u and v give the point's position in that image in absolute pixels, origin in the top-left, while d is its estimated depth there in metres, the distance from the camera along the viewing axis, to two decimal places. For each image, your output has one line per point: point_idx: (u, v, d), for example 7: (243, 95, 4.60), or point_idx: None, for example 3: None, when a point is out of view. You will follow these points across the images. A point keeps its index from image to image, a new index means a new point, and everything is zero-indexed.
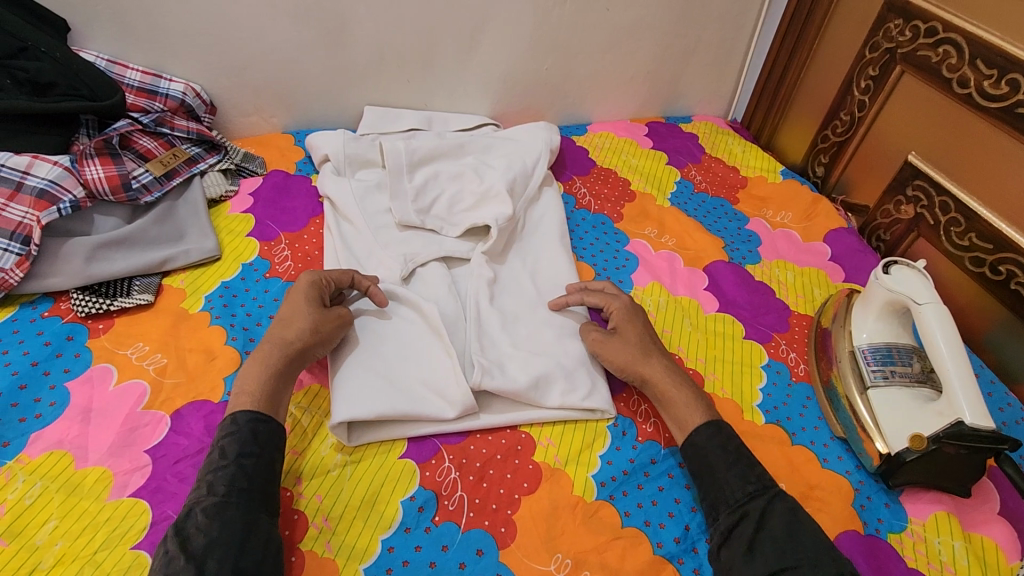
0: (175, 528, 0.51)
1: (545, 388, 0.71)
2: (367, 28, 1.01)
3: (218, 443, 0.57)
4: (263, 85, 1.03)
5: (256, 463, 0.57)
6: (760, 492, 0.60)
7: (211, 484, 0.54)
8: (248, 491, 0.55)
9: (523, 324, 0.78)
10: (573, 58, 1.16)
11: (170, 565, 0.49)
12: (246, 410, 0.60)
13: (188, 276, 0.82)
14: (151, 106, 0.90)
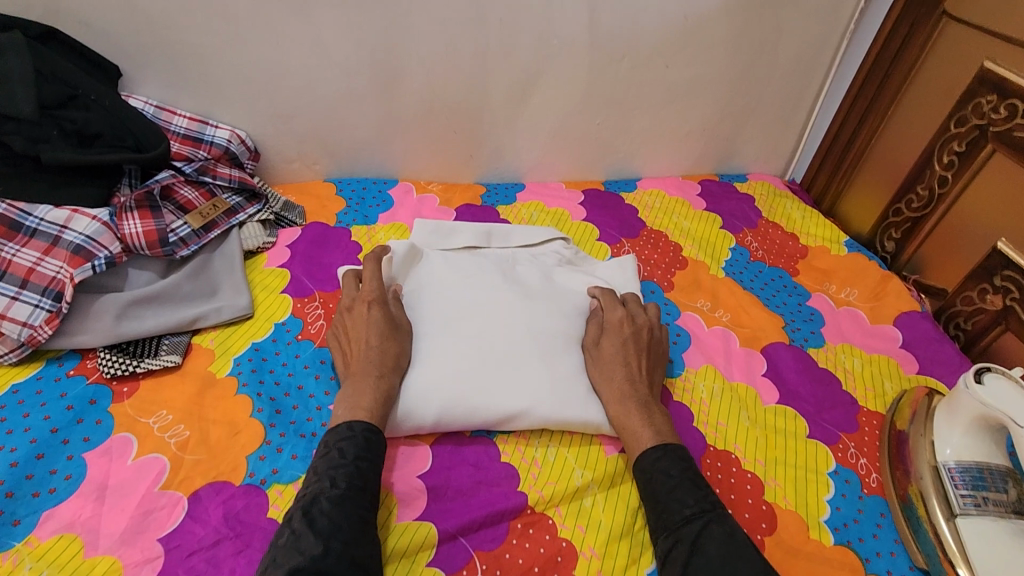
0: (301, 510, 0.56)
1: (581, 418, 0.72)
2: (419, 80, 0.98)
3: (337, 444, 0.62)
4: (309, 133, 1.01)
5: (370, 466, 0.61)
6: (697, 515, 0.61)
7: (332, 478, 0.59)
8: (363, 490, 0.59)
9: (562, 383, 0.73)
10: (627, 113, 1.11)
11: (298, 546, 0.53)
12: (360, 420, 0.64)
13: (218, 335, 0.79)
14: (194, 155, 0.89)
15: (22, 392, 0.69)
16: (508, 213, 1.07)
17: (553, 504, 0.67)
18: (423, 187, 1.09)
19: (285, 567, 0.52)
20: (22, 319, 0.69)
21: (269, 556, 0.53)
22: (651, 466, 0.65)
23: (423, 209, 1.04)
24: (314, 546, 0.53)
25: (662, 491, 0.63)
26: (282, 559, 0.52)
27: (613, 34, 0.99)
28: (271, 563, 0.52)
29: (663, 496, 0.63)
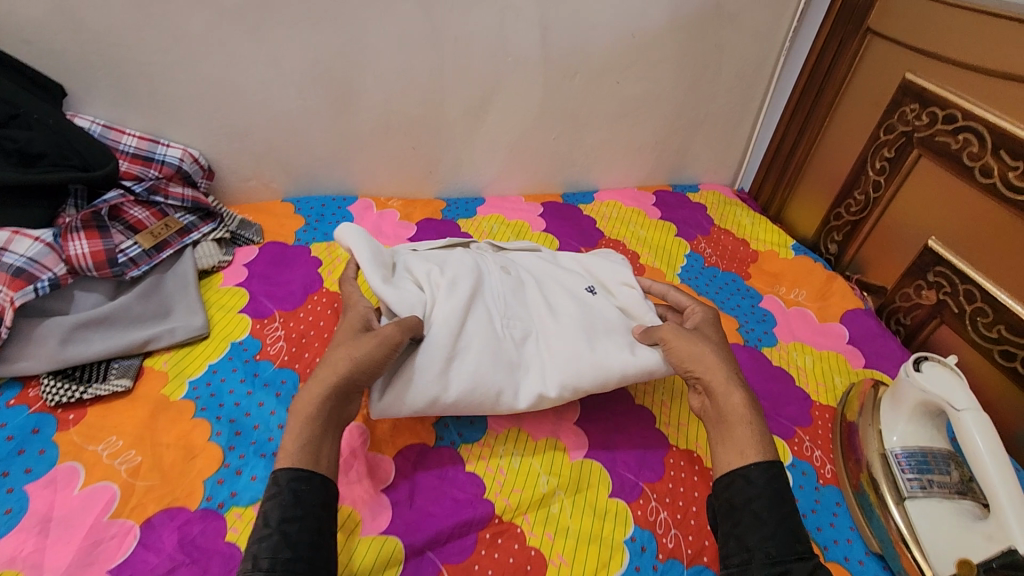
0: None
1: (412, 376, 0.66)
2: (375, 96, 0.99)
3: (263, 506, 0.51)
4: (265, 151, 1.00)
5: (306, 523, 0.50)
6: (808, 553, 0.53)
7: (255, 557, 0.48)
8: (295, 561, 0.48)
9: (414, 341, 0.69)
10: (582, 127, 1.15)
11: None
12: (287, 468, 0.53)
13: (172, 357, 0.77)
14: (144, 174, 0.86)
15: None
16: (469, 227, 1.08)
17: (520, 512, 0.67)
18: (383, 203, 1.10)
19: None
20: None
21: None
22: (758, 479, 0.56)
23: (383, 225, 1.05)
24: None
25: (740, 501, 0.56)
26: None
27: (564, 50, 1.02)
28: None
29: (770, 518, 0.54)
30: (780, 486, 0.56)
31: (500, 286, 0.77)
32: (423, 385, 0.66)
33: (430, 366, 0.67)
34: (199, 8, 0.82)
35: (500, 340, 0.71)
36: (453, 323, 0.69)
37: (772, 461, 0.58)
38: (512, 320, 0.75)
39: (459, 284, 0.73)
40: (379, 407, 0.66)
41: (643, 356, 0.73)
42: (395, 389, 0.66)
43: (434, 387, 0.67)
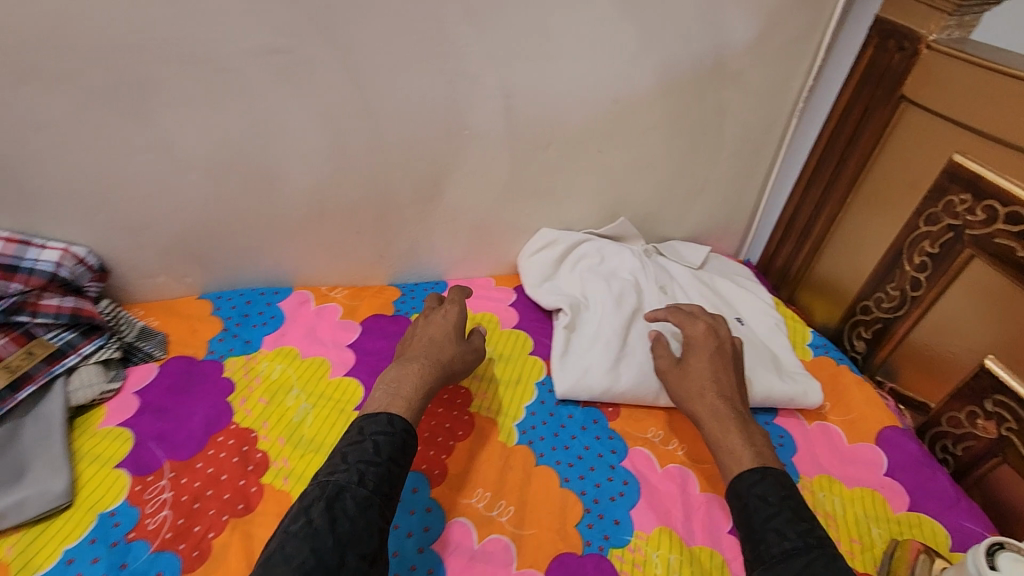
0: (324, 502, 0.55)
1: (592, 372, 0.83)
2: (302, 182, 0.80)
3: (372, 435, 0.61)
4: (172, 246, 0.82)
5: (399, 469, 0.61)
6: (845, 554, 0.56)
7: (362, 472, 0.58)
8: (386, 497, 0.59)
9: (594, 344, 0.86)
10: (560, 203, 0.97)
11: (316, 543, 0.52)
12: (402, 418, 0.65)
13: (17, 541, 0.60)
14: (4, 292, 0.71)
15: None
16: None
17: None
18: (324, 295, 0.92)
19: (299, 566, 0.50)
20: None
21: (282, 541, 0.53)
22: (745, 492, 0.63)
23: (319, 327, 0.87)
24: (331, 547, 0.52)
25: (759, 520, 0.60)
26: (295, 556, 0.51)
27: (534, 121, 0.84)
28: (288, 553, 0.51)
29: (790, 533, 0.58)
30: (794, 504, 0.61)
31: (665, 305, 0.94)
32: (599, 376, 0.83)
33: (606, 363, 0.83)
34: (61, 91, 0.65)
35: (662, 354, 0.87)
36: (620, 338, 0.86)
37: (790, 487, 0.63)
38: (672, 334, 0.90)
39: (626, 299, 0.92)
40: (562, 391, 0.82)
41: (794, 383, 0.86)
42: (570, 379, 0.82)
43: (606, 379, 0.82)
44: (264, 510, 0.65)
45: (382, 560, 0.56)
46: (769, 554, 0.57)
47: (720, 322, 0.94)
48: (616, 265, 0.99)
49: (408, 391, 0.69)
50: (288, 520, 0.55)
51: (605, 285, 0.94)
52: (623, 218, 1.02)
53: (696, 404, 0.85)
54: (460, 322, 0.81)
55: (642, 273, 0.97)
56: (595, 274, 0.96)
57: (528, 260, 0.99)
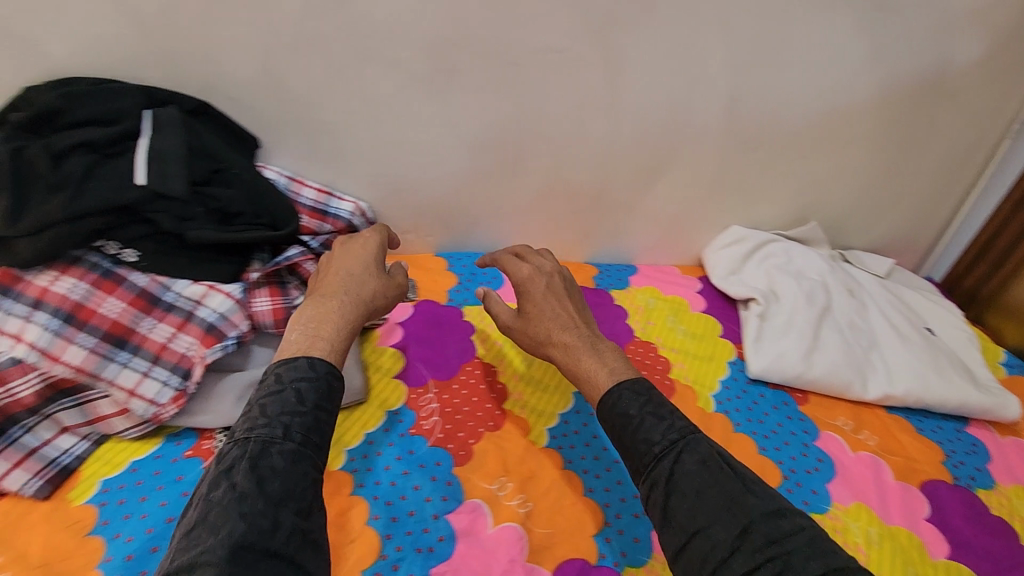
0: (247, 463, 0.53)
1: (785, 358, 0.89)
2: (544, 162, 0.94)
3: (294, 383, 0.60)
4: (427, 208, 0.98)
5: (326, 417, 0.60)
6: (665, 454, 0.60)
7: (288, 427, 0.56)
8: (317, 448, 0.57)
9: (785, 335, 0.92)
10: (755, 202, 1.04)
11: (244, 507, 0.50)
12: (324, 361, 0.63)
13: (332, 421, 0.76)
14: (321, 230, 0.88)
15: (141, 471, 0.67)
16: (623, 299, 1.01)
17: None
18: None
19: (229, 535, 0.48)
20: (150, 397, 0.68)
21: (206, 511, 0.51)
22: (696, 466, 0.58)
23: None
24: (263, 510, 0.51)
25: (629, 434, 0.63)
26: (220, 525, 0.49)
27: (753, 123, 0.93)
28: (220, 520, 0.50)
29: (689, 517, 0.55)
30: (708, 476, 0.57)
31: (852, 308, 0.98)
32: (793, 363, 0.89)
33: (799, 353, 0.90)
34: (391, 74, 0.81)
35: (852, 351, 0.91)
36: (812, 332, 0.92)
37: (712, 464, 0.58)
38: (860, 335, 0.94)
39: (815, 298, 0.97)
40: (756, 372, 0.89)
41: (988, 396, 0.88)
42: (764, 363, 0.89)
43: (799, 368, 0.89)
44: (510, 430, 0.78)
45: (314, 518, 0.54)
46: (647, 470, 0.60)
47: (908, 330, 0.96)
48: (803, 264, 1.04)
49: (325, 330, 0.67)
50: (207, 483, 0.54)
51: (794, 283, 1.00)
52: (812, 222, 1.07)
53: (884, 403, 0.89)
54: (377, 257, 0.79)
55: (829, 275, 1.02)
56: (783, 271, 1.02)
57: (716, 252, 1.07)
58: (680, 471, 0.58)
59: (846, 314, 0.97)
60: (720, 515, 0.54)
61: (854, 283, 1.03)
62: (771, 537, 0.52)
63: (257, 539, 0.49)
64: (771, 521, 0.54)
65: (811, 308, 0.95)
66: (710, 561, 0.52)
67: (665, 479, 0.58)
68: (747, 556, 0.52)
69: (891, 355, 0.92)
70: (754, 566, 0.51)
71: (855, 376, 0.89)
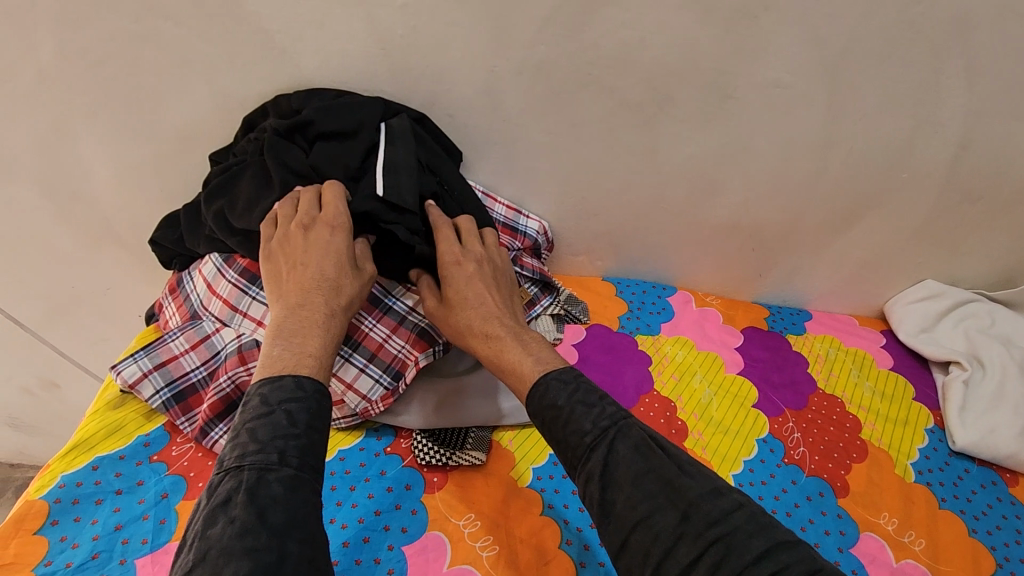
0: (243, 494, 0.44)
1: (997, 434, 0.82)
2: (735, 196, 0.92)
3: (283, 404, 0.49)
4: (604, 233, 0.98)
5: (323, 437, 0.50)
6: (598, 443, 0.52)
7: (282, 451, 0.46)
8: (317, 471, 0.48)
9: (996, 408, 0.84)
10: (956, 257, 0.96)
11: (248, 545, 0.41)
12: (312, 378, 0.53)
13: (517, 437, 0.77)
14: (512, 245, 0.90)
15: (348, 461, 0.71)
16: (799, 346, 0.96)
17: None
18: (702, 299, 1.02)
19: None
20: (364, 392, 0.73)
21: (205, 553, 0.41)
22: (625, 458, 0.50)
23: (706, 325, 0.97)
24: (267, 546, 0.42)
25: (559, 427, 0.54)
26: (224, 566, 0.40)
27: (977, 173, 0.86)
28: (215, 562, 0.40)
29: (641, 504, 0.48)
30: (641, 467, 0.49)
31: None
32: (1007, 441, 0.81)
33: (1015, 431, 0.82)
34: (604, 100, 0.83)
35: None
36: None
37: (642, 453, 0.50)
38: None
39: None
40: (962, 444, 0.82)
41: None
42: (972, 436, 0.82)
43: (1015, 447, 0.81)
44: None
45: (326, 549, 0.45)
46: (580, 463, 0.52)
47: None
48: (1010, 331, 0.95)
49: (312, 346, 0.57)
50: (201, 519, 0.44)
51: (1001, 351, 0.91)
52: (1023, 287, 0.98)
53: None
54: (349, 245, 0.66)
55: None
56: (987, 336, 0.94)
57: (904, 306, 0.99)
58: (614, 459, 0.50)
59: None
60: (632, 499, 0.48)
61: None
62: (710, 518, 0.46)
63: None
64: (708, 502, 0.47)
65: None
66: (654, 556, 0.46)
67: (600, 471, 0.50)
68: (691, 544, 0.45)
69: None
70: (698, 555, 0.44)
71: None
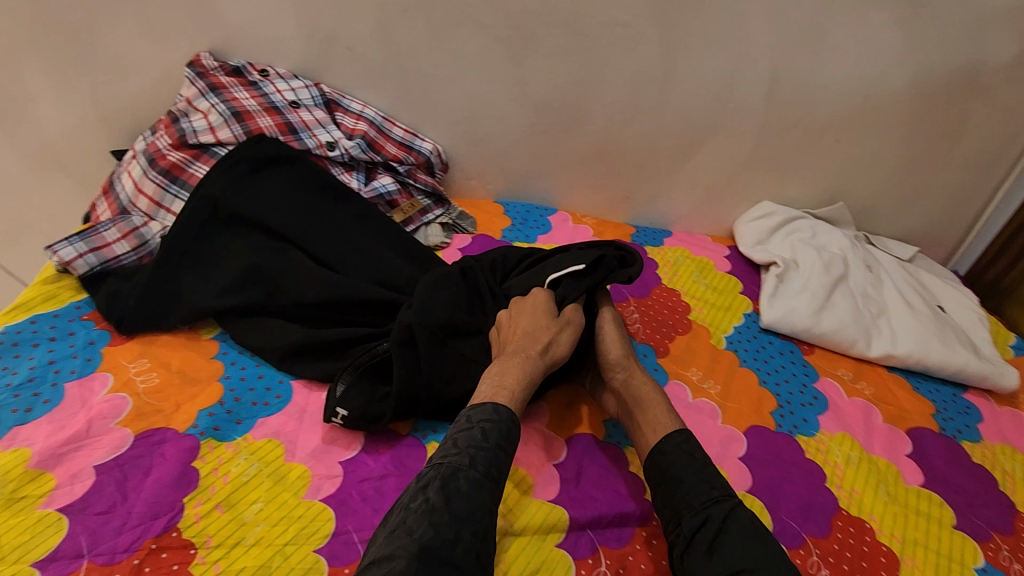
0: (440, 481, 0.56)
1: (796, 314, 0.99)
2: (596, 125, 1.08)
3: (480, 421, 0.62)
4: (492, 157, 1.14)
5: (505, 455, 0.61)
6: (723, 499, 0.62)
7: (473, 456, 0.59)
8: (496, 481, 0.59)
9: (801, 295, 1.02)
10: (788, 181, 1.14)
11: (434, 517, 0.53)
12: (506, 406, 0.65)
13: None
14: (405, 159, 1.05)
15: None
16: (655, 254, 1.13)
17: None
18: (578, 219, 1.19)
19: (419, 539, 0.52)
20: None
21: (404, 517, 0.54)
22: (748, 520, 0.61)
23: (577, 237, 1.14)
24: (447, 525, 0.53)
25: (689, 474, 0.64)
26: (416, 528, 0.53)
27: (791, 103, 1.03)
28: (412, 526, 0.53)
29: (757, 556, 0.57)
30: (762, 537, 0.59)
31: (870, 281, 1.06)
32: (802, 318, 0.98)
33: (810, 310, 0.99)
34: (476, 35, 0.98)
35: (863, 315, 1.00)
36: (827, 294, 1.01)
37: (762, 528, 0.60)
38: (871, 303, 1.03)
39: (834, 267, 1.06)
40: (768, 322, 0.99)
41: (987, 365, 0.95)
42: (777, 315, 0.99)
43: (808, 323, 0.98)
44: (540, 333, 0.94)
45: (491, 543, 0.56)
46: (704, 506, 0.62)
47: (921, 304, 1.04)
48: (828, 238, 1.12)
49: (510, 381, 0.68)
50: (406, 494, 0.57)
51: (817, 252, 1.08)
52: (841, 203, 1.15)
53: (885, 362, 0.97)
54: (552, 307, 0.78)
55: (850, 249, 1.10)
56: (809, 243, 1.11)
57: (746, 224, 1.17)
58: (735, 516, 0.61)
59: (863, 285, 1.05)
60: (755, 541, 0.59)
61: (877, 261, 1.11)
62: None
63: (439, 545, 0.52)
64: None
65: (829, 275, 1.04)
66: None
67: (720, 518, 0.60)
68: None
69: (899, 323, 1.00)
70: None
71: (863, 336, 0.98)
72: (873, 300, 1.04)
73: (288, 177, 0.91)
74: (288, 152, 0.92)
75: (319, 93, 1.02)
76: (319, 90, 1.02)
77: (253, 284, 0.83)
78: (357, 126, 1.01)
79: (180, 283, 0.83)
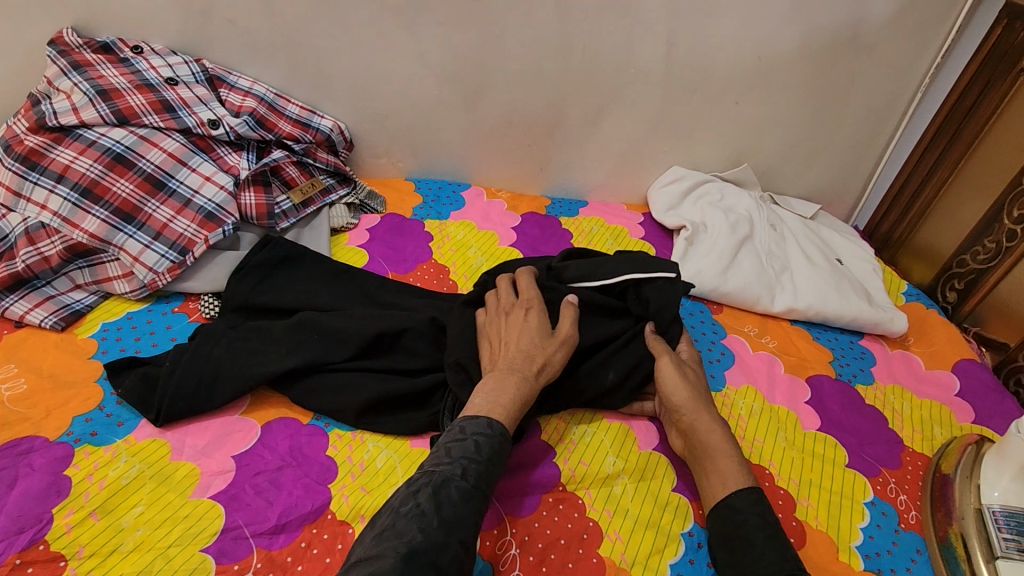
0: (431, 488, 0.54)
1: (704, 275, 1.01)
2: (501, 96, 1.06)
3: (474, 434, 0.59)
4: (398, 134, 1.10)
5: (495, 472, 0.58)
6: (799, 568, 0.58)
7: (465, 468, 0.56)
8: (486, 494, 0.56)
9: (708, 257, 1.04)
10: (696, 145, 1.16)
11: (424, 523, 0.51)
12: (501, 421, 0.61)
13: None
14: (302, 137, 1.00)
15: (136, 318, 0.82)
16: (569, 224, 1.13)
17: (584, 486, 0.70)
18: (493, 193, 1.17)
19: (407, 543, 0.49)
20: (150, 264, 0.82)
21: (392, 520, 0.51)
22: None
23: (491, 211, 1.12)
24: (436, 533, 0.50)
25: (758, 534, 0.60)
26: (405, 530, 0.50)
27: (690, 66, 1.04)
28: (399, 527, 0.50)
29: None
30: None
31: (773, 238, 1.10)
32: (708, 278, 1.01)
33: (715, 270, 1.01)
34: (365, 4, 0.93)
35: (766, 273, 1.03)
36: (731, 253, 1.04)
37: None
38: (774, 260, 1.06)
39: (739, 227, 1.08)
40: None
41: (877, 311, 1.00)
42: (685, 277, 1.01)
43: (714, 283, 1.00)
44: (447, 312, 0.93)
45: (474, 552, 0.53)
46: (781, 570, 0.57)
47: (819, 258, 1.08)
48: (733, 199, 1.15)
49: (506, 399, 0.63)
50: (394, 500, 0.54)
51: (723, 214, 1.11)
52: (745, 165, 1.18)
53: (786, 315, 1.01)
54: (542, 320, 0.71)
55: (754, 209, 1.14)
56: (716, 205, 1.13)
57: (657, 190, 1.18)
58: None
59: (766, 243, 1.08)
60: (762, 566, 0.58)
61: (780, 219, 1.15)
62: None
63: (425, 549, 0.49)
64: None
65: (735, 235, 1.07)
66: None
67: None
68: None
69: (799, 277, 1.04)
70: None
71: (765, 292, 1.01)
72: (776, 257, 1.07)
73: (304, 270, 0.85)
74: (293, 249, 0.86)
75: (201, 68, 0.96)
76: (201, 66, 0.96)
77: (309, 346, 0.74)
78: (245, 102, 0.95)
79: (223, 361, 0.72)
